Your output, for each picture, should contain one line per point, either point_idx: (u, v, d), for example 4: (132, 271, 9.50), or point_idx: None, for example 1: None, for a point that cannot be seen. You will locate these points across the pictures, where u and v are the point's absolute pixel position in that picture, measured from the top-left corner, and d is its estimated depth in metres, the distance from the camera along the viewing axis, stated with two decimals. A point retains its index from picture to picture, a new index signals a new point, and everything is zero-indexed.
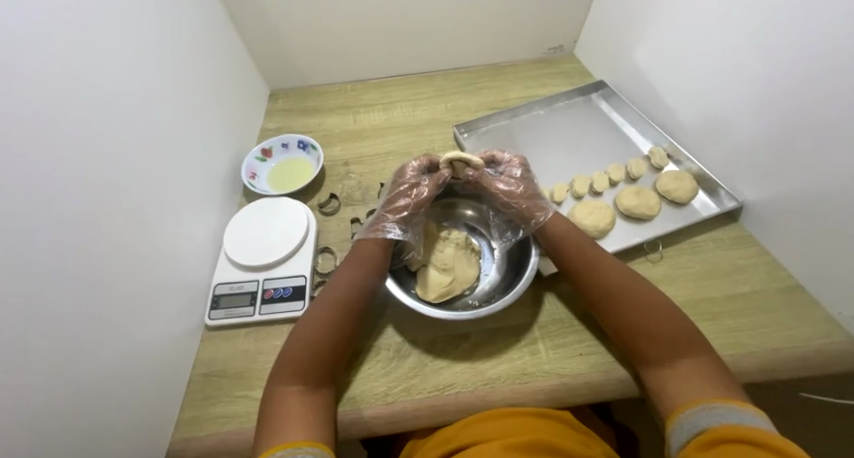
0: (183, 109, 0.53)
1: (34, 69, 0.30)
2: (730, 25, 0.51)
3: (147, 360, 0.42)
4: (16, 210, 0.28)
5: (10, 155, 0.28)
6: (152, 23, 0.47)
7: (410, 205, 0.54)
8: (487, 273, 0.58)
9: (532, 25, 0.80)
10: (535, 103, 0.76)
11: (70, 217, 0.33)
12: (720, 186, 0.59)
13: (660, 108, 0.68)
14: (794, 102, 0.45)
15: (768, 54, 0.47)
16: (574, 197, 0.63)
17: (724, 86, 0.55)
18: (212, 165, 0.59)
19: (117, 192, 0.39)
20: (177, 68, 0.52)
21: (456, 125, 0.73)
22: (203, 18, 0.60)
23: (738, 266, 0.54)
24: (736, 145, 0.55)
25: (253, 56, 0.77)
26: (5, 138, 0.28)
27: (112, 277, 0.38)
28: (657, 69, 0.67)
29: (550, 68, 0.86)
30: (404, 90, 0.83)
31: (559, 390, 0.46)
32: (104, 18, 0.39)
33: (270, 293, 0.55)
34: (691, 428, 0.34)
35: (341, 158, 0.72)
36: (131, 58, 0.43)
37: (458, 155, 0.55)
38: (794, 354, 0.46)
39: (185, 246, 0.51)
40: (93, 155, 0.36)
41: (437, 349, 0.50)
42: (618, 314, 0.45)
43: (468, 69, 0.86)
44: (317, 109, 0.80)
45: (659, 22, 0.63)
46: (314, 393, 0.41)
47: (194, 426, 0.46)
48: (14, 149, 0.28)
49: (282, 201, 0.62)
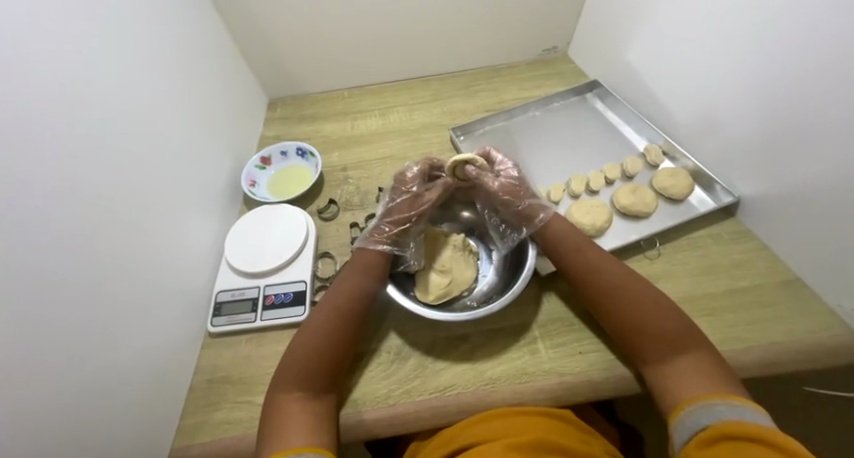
0: (181, 119, 0.54)
1: (33, 85, 0.31)
2: (721, 19, 0.52)
3: (148, 367, 0.43)
4: (16, 220, 0.29)
5: (8, 164, 0.29)
6: (150, 36, 0.48)
7: (414, 216, 0.54)
8: (485, 274, 0.58)
9: (526, 27, 0.81)
10: (530, 104, 0.76)
11: (68, 227, 0.34)
12: (717, 182, 0.59)
13: (654, 105, 0.69)
14: (785, 94, 0.46)
15: (758, 47, 0.47)
16: (572, 196, 0.63)
17: (717, 81, 0.55)
18: (211, 174, 0.60)
19: (116, 202, 0.40)
20: (176, 80, 0.53)
21: (453, 128, 0.73)
22: (200, 30, 0.61)
23: (736, 261, 0.54)
24: (732, 139, 0.55)
25: (251, 66, 0.78)
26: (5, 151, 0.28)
27: (112, 287, 0.38)
28: (650, 67, 0.67)
29: (544, 69, 0.86)
30: (400, 96, 0.84)
31: (559, 389, 0.46)
32: (104, 34, 0.41)
33: (271, 298, 0.55)
34: (692, 426, 0.33)
35: (339, 164, 0.73)
36: (129, 70, 0.44)
37: (462, 157, 0.54)
38: (794, 348, 0.45)
39: (184, 254, 0.52)
40: (91, 164, 0.37)
41: (437, 352, 0.50)
42: (617, 314, 0.45)
43: (463, 72, 0.87)
44: (315, 116, 0.81)
45: (650, 21, 0.64)
46: (315, 398, 0.41)
47: (196, 433, 0.46)
48: (11, 159, 0.29)
49: (281, 209, 0.62)
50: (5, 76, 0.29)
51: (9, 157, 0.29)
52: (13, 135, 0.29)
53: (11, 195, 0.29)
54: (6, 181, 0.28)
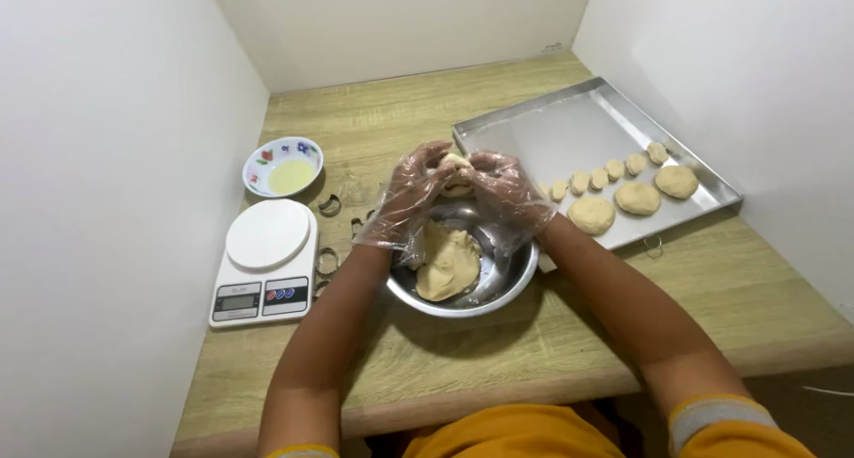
0: (182, 112, 0.53)
1: (32, 77, 0.31)
2: (727, 16, 0.51)
3: (149, 361, 0.43)
4: (13, 211, 0.29)
5: (8, 161, 0.28)
6: (149, 27, 0.48)
7: (411, 210, 0.54)
8: (487, 271, 0.58)
9: (530, 22, 0.80)
10: (533, 101, 0.76)
11: (69, 221, 0.34)
12: (720, 181, 0.58)
13: (658, 103, 0.68)
14: (790, 94, 0.46)
15: (765, 46, 0.47)
16: (573, 194, 0.63)
17: (721, 80, 0.54)
18: (213, 168, 0.60)
19: (117, 196, 0.40)
20: (177, 75, 0.53)
21: (455, 124, 0.73)
22: (201, 22, 0.61)
23: (739, 260, 0.54)
24: (736, 137, 0.55)
25: (253, 61, 0.78)
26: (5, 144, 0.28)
27: (113, 283, 0.38)
28: (653, 65, 0.67)
29: (547, 66, 0.86)
30: (403, 92, 0.83)
31: (560, 386, 0.46)
32: (103, 25, 0.40)
33: (272, 294, 0.55)
34: (693, 425, 0.33)
35: (341, 159, 0.72)
36: (130, 66, 0.44)
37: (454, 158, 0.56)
38: (795, 347, 0.45)
39: (185, 248, 0.52)
40: (92, 161, 0.37)
41: (438, 348, 0.50)
42: (618, 312, 0.45)
43: (466, 69, 0.87)
44: (317, 111, 0.81)
45: (656, 18, 0.63)
46: (317, 394, 0.41)
47: (197, 427, 0.46)
48: (9, 155, 0.29)
49: (283, 204, 0.62)
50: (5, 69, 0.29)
51: (9, 151, 0.29)
52: (13, 127, 0.29)
53: (11, 187, 0.29)
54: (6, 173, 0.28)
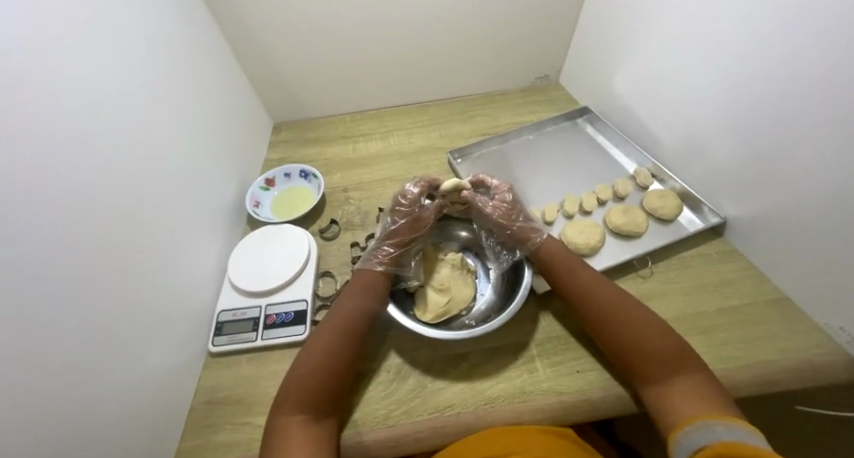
0: (187, 142, 0.56)
1: (44, 112, 0.33)
2: (701, 51, 0.55)
3: (149, 386, 0.43)
4: (20, 238, 0.30)
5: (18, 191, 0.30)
6: (156, 62, 0.51)
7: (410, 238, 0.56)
8: (483, 293, 0.59)
9: (519, 56, 0.85)
10: (524, 129, 0.80)
11: (75, 247, 0.35)
12: (703, 203, 0.61)
13: (641, 130, 0.72)
14: (762, 122, 0.49)
15: (737, 78, 0.51)
16: (565, 216, 0.65)
17: (700, 108, 0.58)
18: (216, 195, 0.62)
19: (121, 224, 0.41)
20: (182, 107, 0.56)
21: (450, 151, 0.76)
22: (207, 58, 0.64)
23: (726, 280, 0.56)
24: (716, 162, 0.58)
25: (257, 92, 0.81)
26: (15, 175, 0.30)
27: (115, 308, 0.39)
28: (635, 94, 0.71)
29: (537, 95, 0.90)
30: (400, 120, 0.87)
31: (557, 407, 0.46)
32: (113, 63, 0.43)
33: (272, 318, 0.56)
34: (692, 446, 0.34)
35: (340, 185, 0.75)
36: (136, 101, 0.46)
37: (454, 184, 0.58)
38: (785, 365, 0.46)
39: (188, 273, 0.53)
40: (97, 189, 0.38)
41: (436, 370, 0.51)
42: (613, 334, 0.46)
43: (460, 98, 0.91)
44: (317, 139, 0.84)
45: (636, 52, 0.68)
46: (316, 422, 0.41)
47: (195, 455, 0.46)
48: (18, 187, 0.30)
49: (283, 229, 0.64)
50: (18, 105, 0.31)
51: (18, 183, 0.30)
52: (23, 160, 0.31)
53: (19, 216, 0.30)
54: (16, 203, 0.30)
